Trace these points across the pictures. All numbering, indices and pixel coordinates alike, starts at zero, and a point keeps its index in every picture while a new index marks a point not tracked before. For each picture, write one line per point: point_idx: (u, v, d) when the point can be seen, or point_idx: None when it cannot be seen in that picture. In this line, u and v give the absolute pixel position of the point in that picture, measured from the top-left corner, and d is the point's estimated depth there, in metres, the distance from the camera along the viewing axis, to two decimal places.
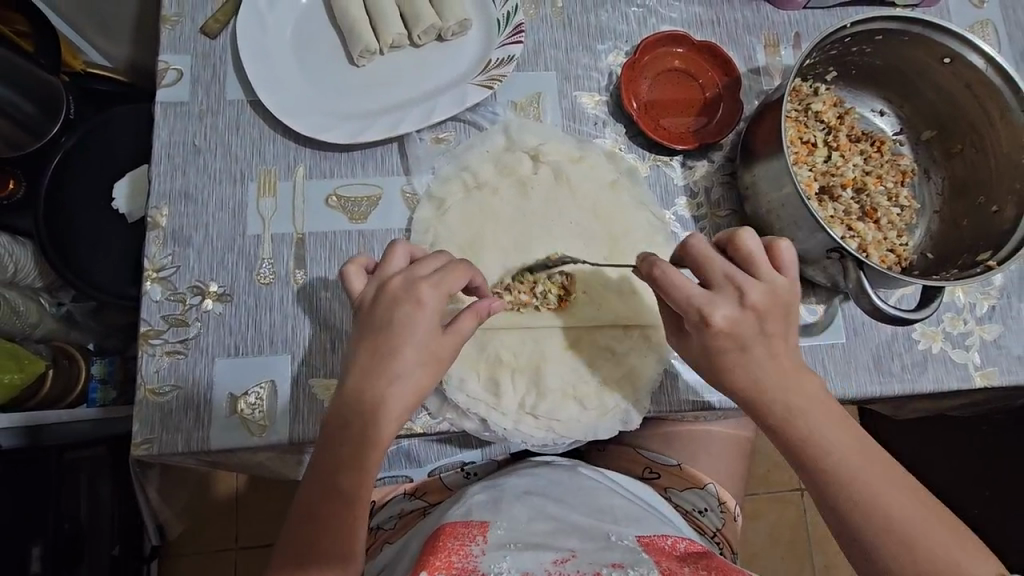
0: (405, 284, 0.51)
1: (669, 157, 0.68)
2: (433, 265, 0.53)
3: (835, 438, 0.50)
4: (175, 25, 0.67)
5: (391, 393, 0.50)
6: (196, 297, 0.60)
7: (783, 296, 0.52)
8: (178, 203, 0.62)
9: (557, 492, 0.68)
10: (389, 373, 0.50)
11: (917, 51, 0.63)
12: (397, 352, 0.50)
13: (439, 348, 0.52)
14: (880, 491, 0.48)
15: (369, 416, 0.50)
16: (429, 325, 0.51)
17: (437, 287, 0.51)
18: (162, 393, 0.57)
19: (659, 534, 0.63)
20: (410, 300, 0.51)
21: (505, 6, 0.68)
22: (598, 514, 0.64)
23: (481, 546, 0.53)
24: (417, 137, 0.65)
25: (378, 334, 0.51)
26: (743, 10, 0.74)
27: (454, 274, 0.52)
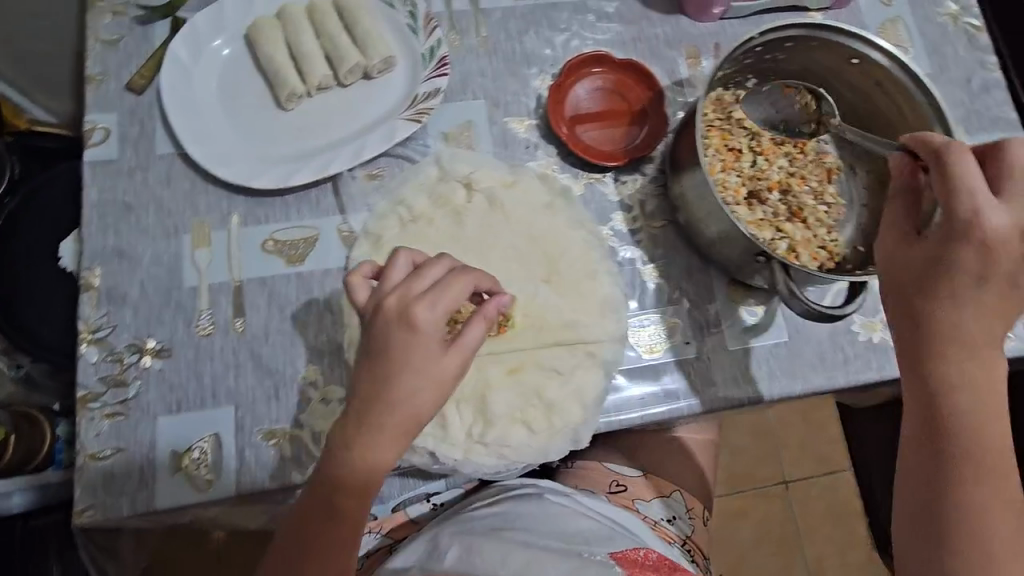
0: (397, 304, 0.47)
1: (602, 173, 0.70)
2: (436, 273, 0.49)
3: (981, 396, 0.51)
4: (100, 83, 0.67)
5: (393, 420, 0.48)
6: (134, 356, 0.59)
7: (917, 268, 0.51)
8: (112, 262, 0.61)
9: (528, 522, 0.68)
10: (393, 398, 0.47)
11: (827, 55, 0.66)
12: (400, 375, 0.47)
13: (440, 368, 0.48)
14: (988, 448, 0.51)
15: (371, 445, 0.48)
16: (426, 346, 0.47)
17: (434, 305, 0.47)
18: (103, 456, 0.56)
19: (631, 548, 0.68)
20: (402, 322, 0.47)
21: (429, 40, 0.69)
22: (566, 537, 0.67)
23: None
24: (350, 175, 0.66)
25: (385, 354, 0.47)
26: (663, 25, 0.76)
27: (449, 289, 0.48)
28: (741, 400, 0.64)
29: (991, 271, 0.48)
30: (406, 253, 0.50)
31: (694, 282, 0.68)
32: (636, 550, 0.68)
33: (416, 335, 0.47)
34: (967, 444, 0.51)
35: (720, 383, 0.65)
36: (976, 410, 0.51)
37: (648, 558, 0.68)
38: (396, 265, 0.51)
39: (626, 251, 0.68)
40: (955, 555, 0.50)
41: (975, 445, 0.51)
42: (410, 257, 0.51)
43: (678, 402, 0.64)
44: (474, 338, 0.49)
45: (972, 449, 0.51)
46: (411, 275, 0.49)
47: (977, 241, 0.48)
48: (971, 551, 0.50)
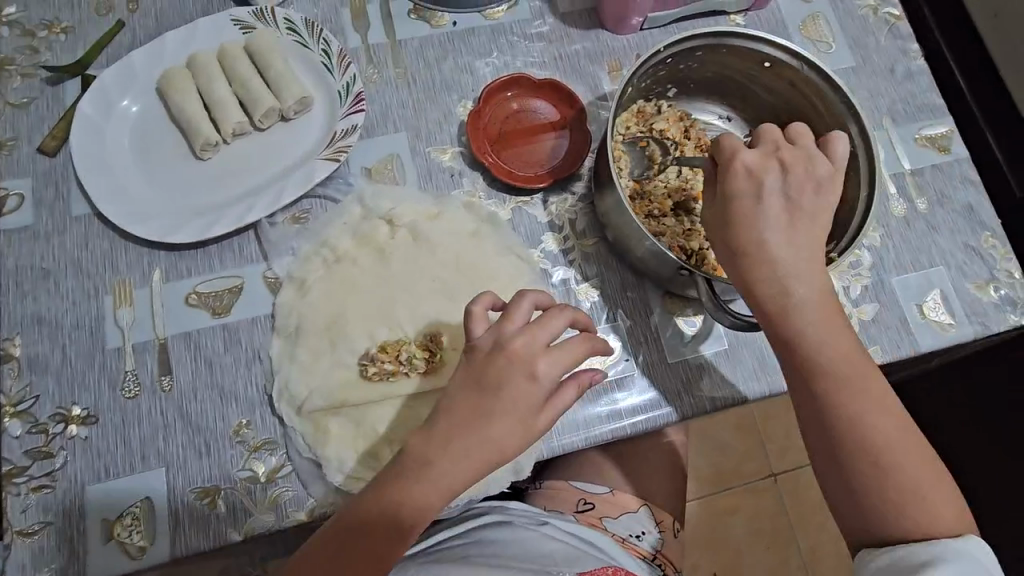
0: (524, 352, 0.50)
1: (530, 195, 0.69)
2: (556, 324, 0.51)
3: (836, 340, 0.52)
4: (12, 149, 0.66)
5: (475, 450, 0.49)
6: (59, 425, 0.58)
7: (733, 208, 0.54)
8: (32, 330, 0.60)
9: (498, 549, 0.71)
10: (467, 434, 0.49)
11: (740, 61, 0.66)
12: (494, 416, 0.49)
13: (533, 421, 0.50)
14: (860, 386, 0.52)
15: (448, 463, 0.50)
16: (534, 397, 0.50)
17: (557, 360, 0.50)
18: (31, 532, 0.55)
19: (601, 567, 0.70)
20: (526, 371, 0.50)
21: (344, 77, 0.69)
22: (538, 562, 0.70)
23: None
24: (270, 221, 0.65)
25: (480, 394, 0.50)
26: (583, 41, 0.76)
27: (573, 346, 0.51)
28: (684, 414, 0.64)
29: (765, 195, 0.53)
30: (531, 297, 0.52)
31: (629, 298, 0.67)
32: (605, 568, 0.70)
33: (535, 384, 0.49)
34: (840, 393, 0.52)
35: (661, 398, 0.64)
36: (837, 356, 0.52)
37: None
38: (519, 304, 0.52)
39: (560, 272, 0.67)
40: (873, 494, 0.51)
41: (848, 390, 0.52)
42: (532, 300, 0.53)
43: (622, 422, 0.63)
44: (566, 399, 0.51)
45: (847, 397, 0.52)
46: (535, 322, 0.51)
47: (744, 169, 0.54)
48: (882, 484, 0.51)
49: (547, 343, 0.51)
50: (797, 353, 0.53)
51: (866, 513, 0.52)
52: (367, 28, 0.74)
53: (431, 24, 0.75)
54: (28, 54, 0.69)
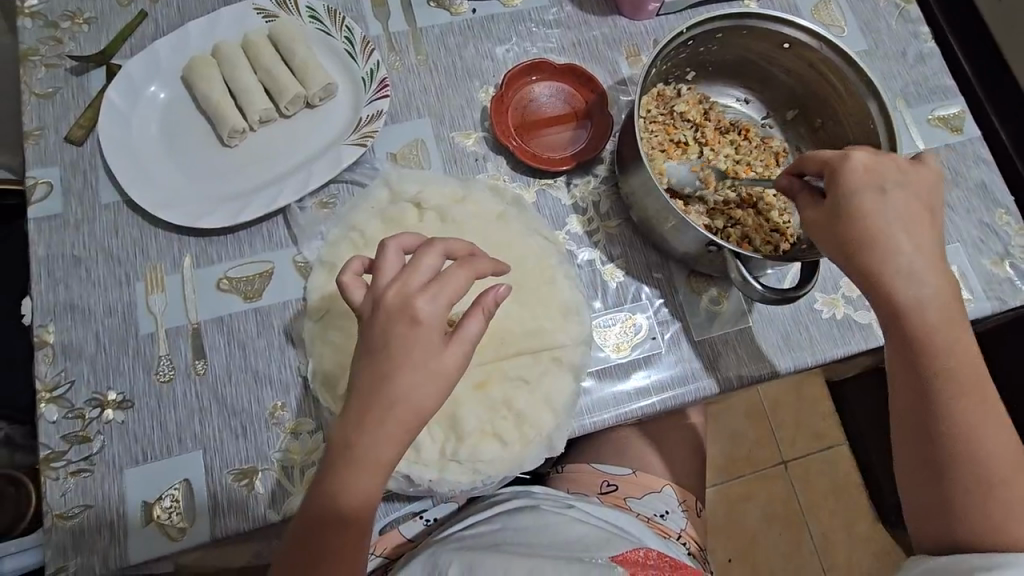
0: (399, 299, 0.47)
1: (554, 178, 0.70)
2: (432, 264, 0.49)
3: (958, 363, 0.53)
4: (38, 138, 0.66)
5: (391, 417, 0.47)
6: (95, 410, 0.58)
7: (841, 210, 0.53)
8: (65, 317, 0.61)
9: (527, 538, 0.68)
10: (375, 403, 0.47)
11: (760, 42, 0.67)
12: (390, 375, 0.47)
13: (440, 361, 0.47)
14: (976, 410, 0.52)
15: (369, 441, 0.47)
16: (426, 338, 0.47)
17: (436, 298, 0.47)
18: (71, 516, 0.55)
19: (631, 548, 0.67)
20: (404, 317, 0.47)
21: (367, 64, 0.69)
22: (569, 547, 0.66)
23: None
24: (299, 206, 0.65)
25: (374, 356, 0.47)
26: (600, 27, 0.77)
27: (450, 280, 0.47)
28: (712, 390, 0.65)
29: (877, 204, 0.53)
30: (396, 245, 0.49)
31: (655, 277, 0.68)
32: (636, 550, 0.67)
33: (419, 328, 0.47)
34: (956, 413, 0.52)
35: (690, 375, 0.65)
36: (959, 378, 0.52)
37: (650, 557, 0.67)
38: (387, 257, 0.50)
39: (585, 253, 0.68)
40: (968, 514, 0.51)
41: (966, 410, 0.52)
42: (401, 247, 0.50)
43: (651, 398, 0.64)
44: (473, 329, 0.48)
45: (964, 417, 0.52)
46: (407, 266, 0.48)
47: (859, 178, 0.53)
48: (984, 511, 0.51)
49: (426, 284, 0.48)
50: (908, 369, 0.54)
51: (956, 533, 0.52)
52: (387, 16, 0.74)
53: (451, 12, 0.75)
54: (53, 45, 0.69)
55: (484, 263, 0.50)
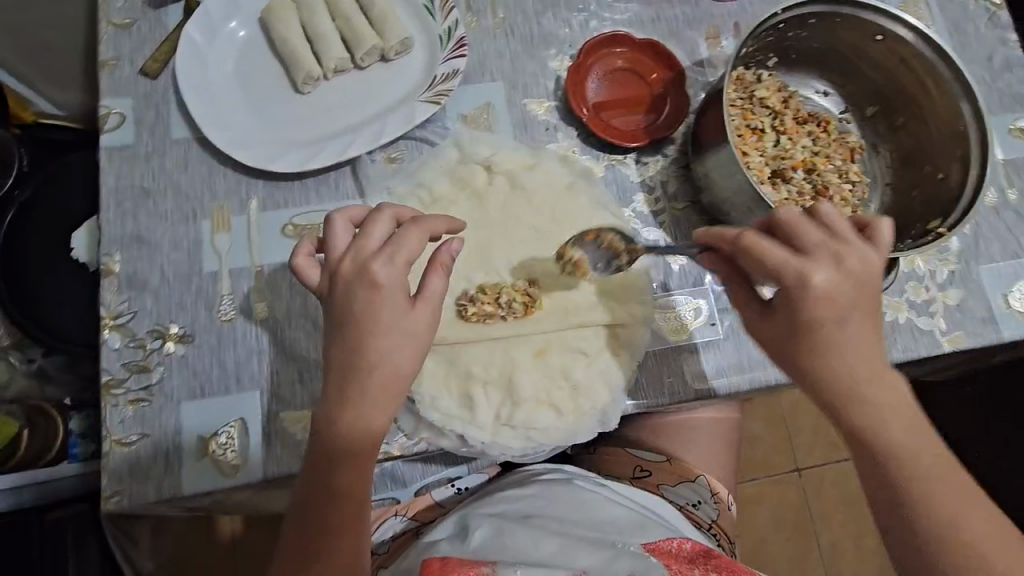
0: (355, 266, 0.50)
1: (624, 155, 0.69)
2: (383, 232, 0.52)
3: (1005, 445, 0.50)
4: (114, 68, 0.66)
5: (371, 384, 0.49)
6: (156, 341, 0.58)
7: (877, 269, 0.50)
8: (131, 248, 0.61)
9: (559, 511, 0.67)
10: (353, 370, 0.49)
11: (853, 32, 0.65)
12: (363, 340, 0.49)
13: (411, 321, 0.50)
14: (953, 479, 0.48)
15: (357, 412, 0.49)
16: (389, 300, 0.49)
17: (392, 260, 0.50)
18: (129, 443, 0.56)
19: (664, 537, 0.65)
20: (364, 282, 0.49)
21: (446, 22, 0.68)
22: (601, 528, 0.65)
23: (492, 566, 0.55)
24: (369, 158, 0.65)
25: (341, 322, 0.50)
26: (682, 5, 0.75)
27: (404, 242, 0.50)
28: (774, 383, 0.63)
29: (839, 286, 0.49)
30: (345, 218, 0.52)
31: None
32: (669, 540, 0.64)
33: (381, 291, 0.49)
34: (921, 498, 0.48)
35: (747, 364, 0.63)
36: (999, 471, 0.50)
37: (683, 549, 0.63)
38: (335, 233, 0.52)
39: (650, 233, 0.67)
40: None
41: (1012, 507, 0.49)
42: (349, 220, 0.53)
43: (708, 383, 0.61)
44: (436, 285, 0.51)
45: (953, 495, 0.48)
46: (357, 237, 0.51)
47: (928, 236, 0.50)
48: None
49: (380, 248, 0.51)
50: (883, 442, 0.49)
51: None
52: None
53: None
54: None
55: (437, 222, 0.53)
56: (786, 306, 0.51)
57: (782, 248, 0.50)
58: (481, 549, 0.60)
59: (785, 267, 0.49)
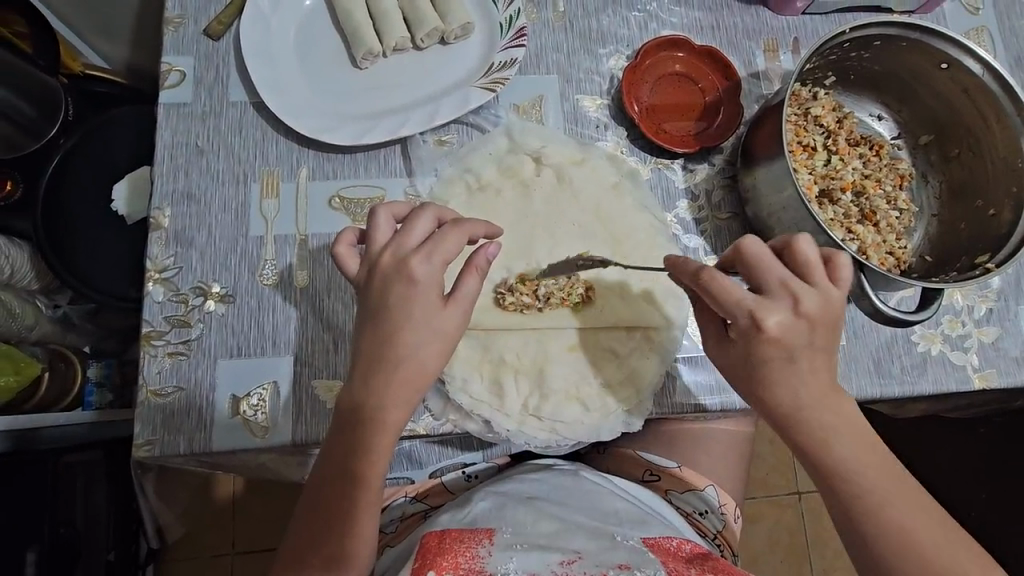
0: (393, 260, 0.50)
1: (671, 160, 0.69)
2: (424, 229, 0.52)
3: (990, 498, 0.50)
4: (178, 26, 0.67)
5: (398, 375, 0.50)
6: (198, 298, 0.59)
7: (838, 311, 0.50)
8: (181, 205, 0.62)
9: (562, 497, 0.66)
10: (383, 361, 0.50)
11: (918, 57, 0.64)
12: (398, 331, 0.50)
13: (444, 320, 0.51)
14: (933, 515, 0.49)
15: (382, 402, 0.50)
16: (423, 298, 0.50)
17: (430, 258, 0.50)
18: (164, 394, 0.57)
19: (664, 536, 0.62)
20: (401, 277, 0.50)
21: (508, 10, 0.68)
22: (602, 517, 0.63)
23: (488, 547, 0.55)
24: (420, 138, 0.65)
25: (376, 311, 0.51)
26: (743, 15, 0.75)
27: (443, 242, 0.50)
28: None
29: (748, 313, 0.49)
30: (387, 212, 0.52)
31: None
32: (669, 539, 0.61)
33: (416, 288, 0.50)
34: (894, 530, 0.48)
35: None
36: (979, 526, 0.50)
37: (683, 549, 0.60)
38: (378, 222, 0.53)
39: (690, 240, 0.67)
40: None
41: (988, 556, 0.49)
42: (391, 214, 0.54)
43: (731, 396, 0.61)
44: (469, 289, 0.52)
45: (926, 523, 0.49)
46: (398, 232, 0.51)
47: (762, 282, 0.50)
48: None
49: (416, 246, 0.51)
50: (879, 490, 0.49)
51: None
52: None
53: None
54: None
55: (477, 225, 0.53)
56: (740, 340, 0.51)
57: (740, 287, 0.50)
58: (480, 519, 0.60)
59: (734, 305, 0.49)
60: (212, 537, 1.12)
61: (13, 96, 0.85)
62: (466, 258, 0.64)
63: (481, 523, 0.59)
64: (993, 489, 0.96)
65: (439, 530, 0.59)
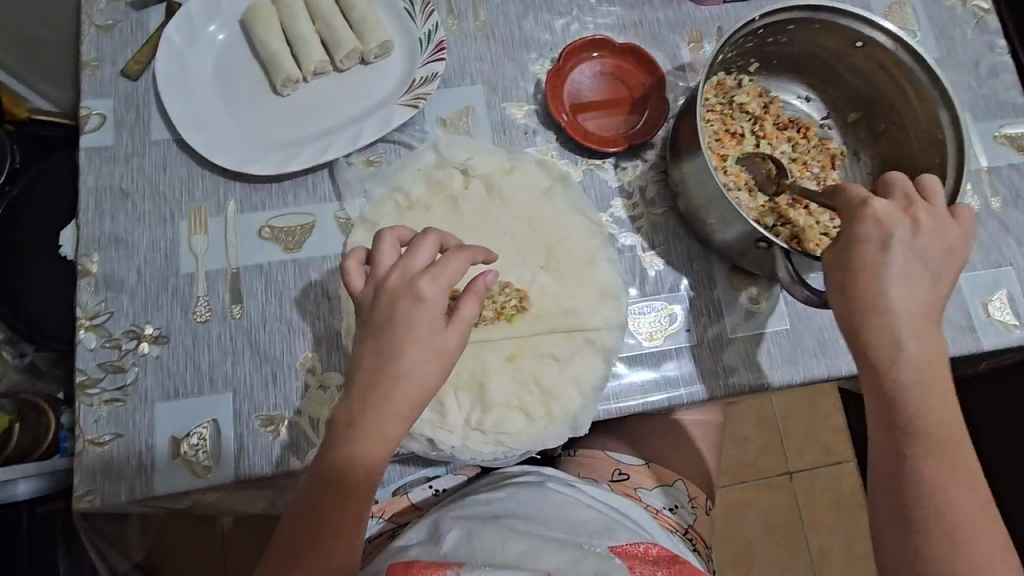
0: (401, 281, 0.50)
1: (602, 160, 0.69)
2: (428, 252, 0.52)
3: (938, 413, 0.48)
4: (95, 69, 0.67)
5: (397, 393, 0.49)
6: (131, 342, 0.59)
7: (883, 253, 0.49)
8: (109, 248, 0.62)
9: (527, 510, 0.66)
10: (385, 379, 0.49)
11: (832, 37, 0.64)
12: (402, 351, 0.49)
13: (444, 341, 0.50)
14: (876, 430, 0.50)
15: (377, 420, 0.49)
16: (429, 317, 0.49)
17: (436, 280, 0.49)
18: (103, 442, 0.56)
19: (631, 541, 0.63)
20: (408, 297, 0.50)
21: (426, 24, 0.68)
22: (570, 528, 0.63)
23: (456, 572, 0.55)
24: (347, 161, 0.65)
25: (380, 332, 0.50)
26: (665, 9, 0.75)
27: (448, 263, 0.50)
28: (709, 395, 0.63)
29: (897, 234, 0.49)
30: (391, 237, 0.52)
31: (695, 270, 0.67)
32: (636, 544, 0.63)
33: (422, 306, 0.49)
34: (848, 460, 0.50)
35: (723, 370, 0.64)
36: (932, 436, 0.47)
37: (649, 553, 0.62)
38: (383, 244, 0.53)
39: (626, 238, 0.67)
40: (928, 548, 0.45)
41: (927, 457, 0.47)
42: (395, 238, 0.53)
43: (657, 395, 0.62)
44: (468, 311, 0.51)
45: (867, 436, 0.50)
46: (403, 254, 0.51)
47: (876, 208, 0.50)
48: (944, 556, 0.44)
49: (424, 267, 0.51)
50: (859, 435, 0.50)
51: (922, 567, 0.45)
52: None
53: None
54: None
55: (478, 250, 0.53)
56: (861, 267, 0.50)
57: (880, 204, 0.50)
58: (451, 552, 0.58)
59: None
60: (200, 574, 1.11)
61: None
62: None
63: (452, 559, 0.57)
64: None
65: (406, 562, 0.57)
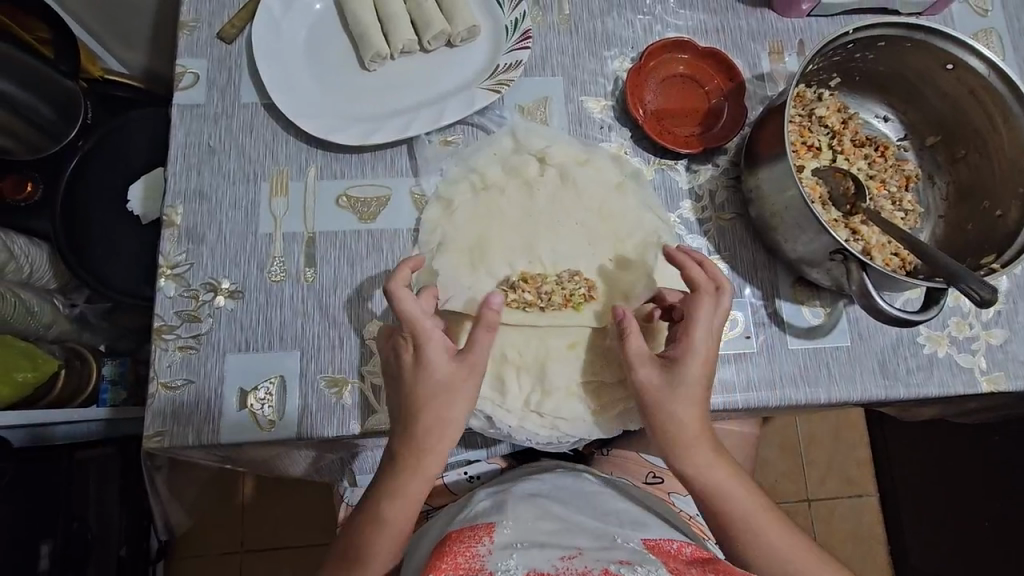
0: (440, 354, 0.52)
1: (674, 160, 0.69)
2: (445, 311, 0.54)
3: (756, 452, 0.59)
4: (192, 30, 0.69)
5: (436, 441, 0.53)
6: (209, 294, 0.61)
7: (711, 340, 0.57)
8: (194, 202, 0.64)
9: (563, 495, 0.65)
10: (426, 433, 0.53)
11: (922, 57, 0.64)
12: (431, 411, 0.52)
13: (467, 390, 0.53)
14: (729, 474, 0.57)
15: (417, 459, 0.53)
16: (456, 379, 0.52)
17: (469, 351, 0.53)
18: (174, 387, 0.58)
19: (665, 539, 0.60)
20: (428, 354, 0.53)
21: (513, 13, 0.69)
22: (603, 517, 0.61)
23: (489, 546, 0.52)
24: (427, 139, 0.67)
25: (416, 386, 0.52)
26: (747, 18, 0.75)
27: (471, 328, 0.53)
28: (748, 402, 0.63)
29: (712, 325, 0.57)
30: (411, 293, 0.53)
31: (759, 277, 0.67)
32: (670, 541, 0.59)
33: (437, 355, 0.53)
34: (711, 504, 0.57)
35: (751, 383, 0.63)
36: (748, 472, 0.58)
37: (683, 552, 0.57)
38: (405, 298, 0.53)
39: (693, 240, 0.67)
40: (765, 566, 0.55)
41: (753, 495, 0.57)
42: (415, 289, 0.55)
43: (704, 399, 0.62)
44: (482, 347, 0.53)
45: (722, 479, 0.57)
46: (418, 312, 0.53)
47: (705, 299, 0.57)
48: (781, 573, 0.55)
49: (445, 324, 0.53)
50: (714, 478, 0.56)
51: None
52: None
53: None
54: None
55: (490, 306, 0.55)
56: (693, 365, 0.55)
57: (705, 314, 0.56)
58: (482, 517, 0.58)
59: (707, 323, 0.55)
60: (220, 536, 1.13)
61: (22, 92, 0.89)
62: (474, 253, 0.63)
63: (483, 520, 0.57)
64: (1006, 499, 0.98)
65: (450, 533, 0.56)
